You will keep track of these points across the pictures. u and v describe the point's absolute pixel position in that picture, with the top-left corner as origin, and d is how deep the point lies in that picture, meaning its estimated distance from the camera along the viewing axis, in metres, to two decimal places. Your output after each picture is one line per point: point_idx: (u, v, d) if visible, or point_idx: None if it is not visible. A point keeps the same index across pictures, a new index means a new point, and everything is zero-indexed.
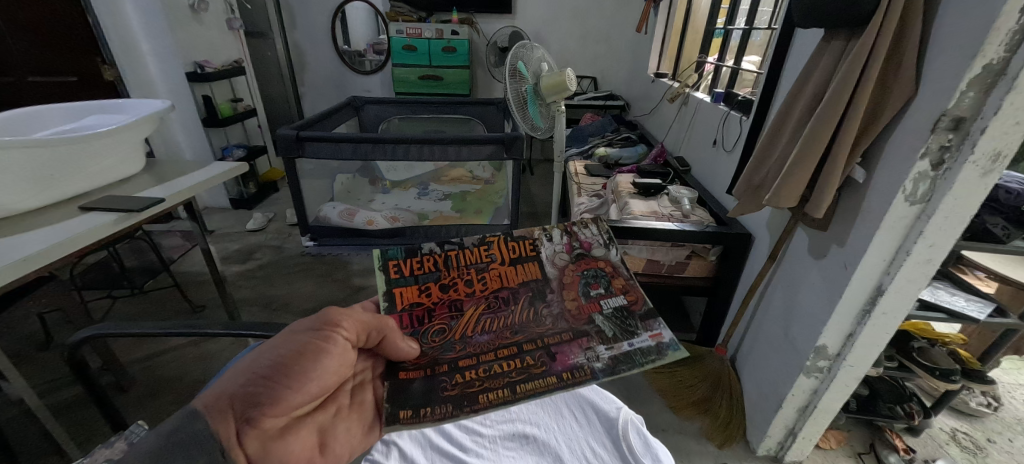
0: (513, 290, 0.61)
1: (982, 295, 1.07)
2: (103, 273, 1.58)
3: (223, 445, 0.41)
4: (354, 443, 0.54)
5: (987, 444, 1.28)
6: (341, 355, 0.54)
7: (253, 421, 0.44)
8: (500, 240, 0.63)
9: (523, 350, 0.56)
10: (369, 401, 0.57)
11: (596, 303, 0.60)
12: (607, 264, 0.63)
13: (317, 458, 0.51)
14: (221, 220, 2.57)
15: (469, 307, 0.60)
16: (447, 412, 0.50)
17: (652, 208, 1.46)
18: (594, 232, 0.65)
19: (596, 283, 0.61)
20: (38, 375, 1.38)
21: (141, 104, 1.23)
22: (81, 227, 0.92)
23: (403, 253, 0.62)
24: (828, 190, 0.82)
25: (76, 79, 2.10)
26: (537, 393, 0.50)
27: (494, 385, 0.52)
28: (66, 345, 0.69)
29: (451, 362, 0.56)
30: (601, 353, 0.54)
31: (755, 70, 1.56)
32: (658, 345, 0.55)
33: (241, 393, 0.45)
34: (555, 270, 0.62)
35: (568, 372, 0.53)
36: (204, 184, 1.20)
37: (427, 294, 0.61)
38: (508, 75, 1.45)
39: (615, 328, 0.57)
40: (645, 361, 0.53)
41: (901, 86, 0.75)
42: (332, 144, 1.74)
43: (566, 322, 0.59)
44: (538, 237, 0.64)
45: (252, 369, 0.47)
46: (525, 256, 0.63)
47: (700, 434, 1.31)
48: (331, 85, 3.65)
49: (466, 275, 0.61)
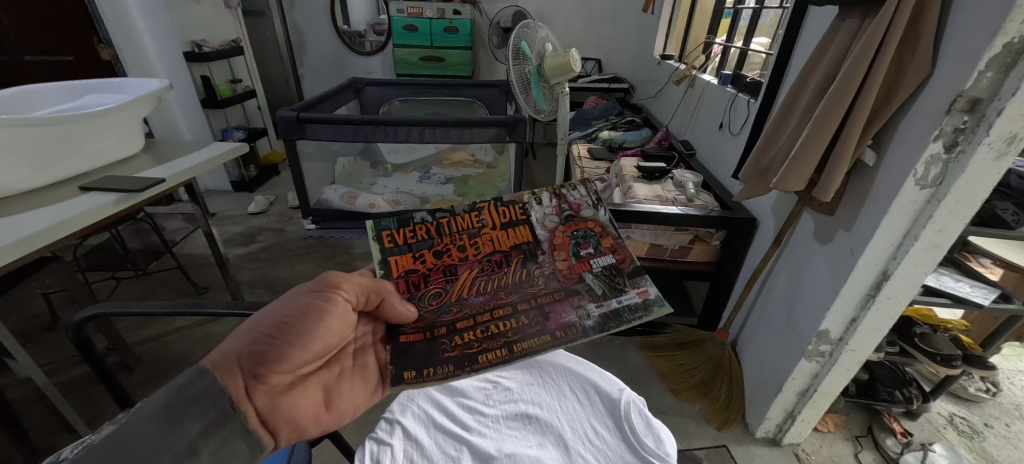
0: (506, 254, 0.61)
1: (987, 281, 1.07)
2: (106, 255, 1.58)
3: (233, 398, 0.40)
4: (358, 401, 0.55)
5: (983, 429, 1.29)
6: (341, 316, 0.54)
7: (261, 377, 0.44)
8: (490, 206, 0.64)
9: (516, 311, 0.57)
10: (372, 363, 0.57)
11: (585, 263, 0.60)
12: (595, 225, 0.63)
13: (323, 415, 0.51)
14: (222, 203, 2.57)
15: (463, 272, 0.60)
16: (449, 372, 0.51)
17: (656, 192, 1.44)
18: (581, 194, 0.65)
19: (585, 243, 0.62)
20: (45, 354, 1.40)
21: (139, 84, 1.21)
22: (82, 207, 0.91)
23: (396, 223, 0.62)
24: (839, 171, 0.81)
25: (73, 58, 2.05)
26: (534, 353, 0.51)
27: (491, 345, 0.53)
28: (70, 323, 0.69)
29: (450, 324, 0.56)
30: (592, 311, 0.55)
31: (765, 52, 1.52)
32: (644, 301, 0.56)
33: (246, 351, 0.44)
34: (545, 233, 0.62)
35: (561, 330, 0.53)
36: (205, 165, 1.19)
37: (421, 261, 0.61)
38: (509, 56, 1.42)
39: (605, 286, 0.58)
40: (633, 318, 0.54)
41: (917, 66, 0.73)
42: (332, 125, 1.72)
43: (558, 282, 0.59)
44: (527, 201, 0.65)
45: (255, 329, 0.47)
46: (515, 220, 0.64)
47: (699, 416, 1.33)
48: (332, 66, 3.60)
49: (459, 240, 0.62)
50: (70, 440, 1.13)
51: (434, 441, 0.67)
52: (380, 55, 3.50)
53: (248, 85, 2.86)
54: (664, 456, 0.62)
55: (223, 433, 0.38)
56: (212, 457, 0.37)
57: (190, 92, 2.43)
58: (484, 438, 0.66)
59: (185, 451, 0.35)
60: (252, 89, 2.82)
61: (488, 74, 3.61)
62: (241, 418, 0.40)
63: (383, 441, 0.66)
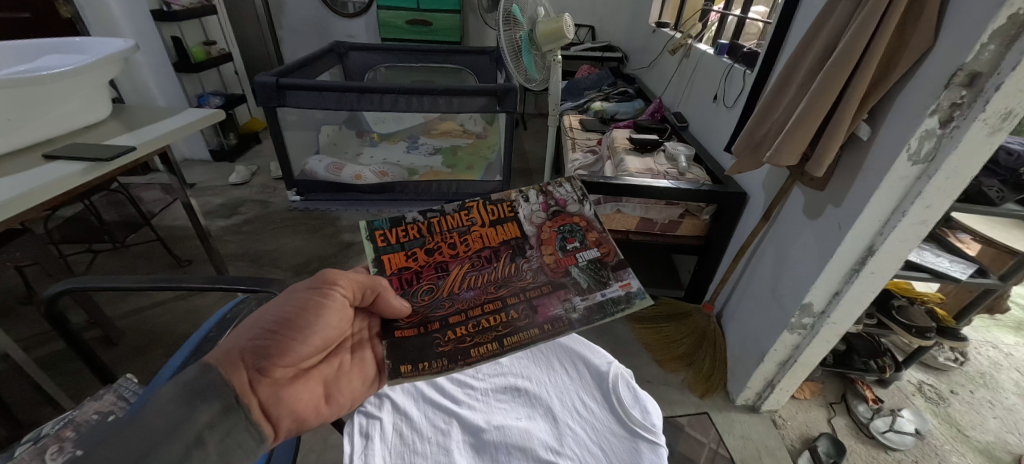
0: (495, 249, 0.59)
1: (965, 256, 1.09)
2: (80, 227, 1.52)
3: (237, 391, 0.42)
4: (356, 393, 0.56)
5: (949, 395, 1.36)
6: (340, 311, 0.53)
7: (264, 371, 0.45)
8: (479, 203, 0.61)
9: (506, 304, 0.56)
10: (370, 358, 0.57)
11: (572, 257, 0.59)
12: (581, 220, 0.61)
13: (323, 408, 0.52)
14: (202, 173, 2.48)
15: (454, 268, 0.58)
16: (443, 366, 0.51)
17: (647, 165, 1.42)
18: (568, 190, 0.63)
19: (571, 237, 0.60)
20: (22, 329, 1.36)
21: (101, 44, 1.13)
22: (47, 177, 0.86)
23: (389, 223, 0.60)
24: (831, 149, 0.80)
25: (30, 16, 1.85)
26: (522, 347, 0.51)
27: (483, 339, 0.53)
28: (41, 298, 0.66)
29: (442, 319, 0.55)
30: (577, 303, 0.55)
31: (763, 20, 1.48)
32: (627, 294, 0.55)
33: (250, 346, 0.45)
34: (533, 228, 0.61)
35: (549, 324, 0.53)
36: (180, 132, 1.13)
37: (414, 259, 0.59)
38: (501, 22, 1.35)
39: (590, 279, 0.57)
40: (616, 310, 0.54)
41: (920, 37, 0.71)
42: (314, 93, 1.65)
43: (546, 276, 0.58)
44: (515, 199, 0.62)
45: (258, 325, 0.48)
46: (504, 217, 0.61)
47: (682, 384, 1.36)
48: (313, 29, 3.42)
49: (450, 238, 0.59)
50: (53, 415, 1.12)
51: (422, 414, 0.67)
52: (363, 17, 3.33)
53: (224, 48, 2.71)
54: (651, 427, 0.61)
55: (229, 423, 0.39)
56: (219, 446, 0.38)
57: (161, 54, 2.33)
58: (474, 410, 0.67)
59: (192, 440, 0.36)
60: (228, 52, 2.68)
61: (478, 41, 3.49)
62: (244, 409, 0.41)
63: (371, 414, 0.66)
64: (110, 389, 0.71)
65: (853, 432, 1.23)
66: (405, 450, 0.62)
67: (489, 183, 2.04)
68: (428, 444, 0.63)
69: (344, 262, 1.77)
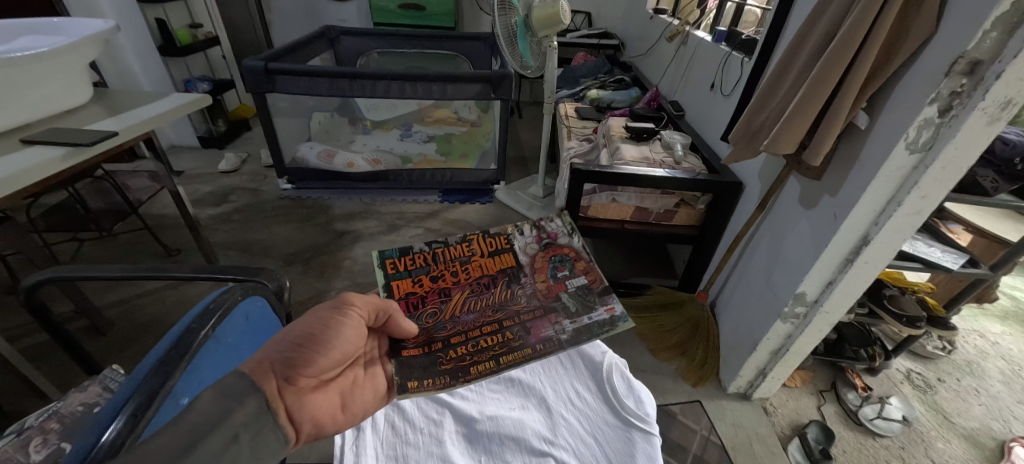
0: (493, 277, 0.60)
1: (957, 247, 1.10)
2: (65, 215, 1.48)
3: (267, 396, 0.41)
4: (371, 407, 0.53)
5: (937, 383, 1.38)
6: (359, 329, 0.51)
7: (290, 379, 0.44)
8: (479, 237, 0.64)
9: (503, 326, 0.55)
10: (384, 374, 0.55)
11: (562, 284, 0.60)
12: (571, 250, 0.63)
13: (339, 417, 0.49)
14: (190, 160, 2.43)
15: (456, 293, 0.58)
16: (445, 382, 0.50)
17: (644, 154, 1.41)
18: (559, 224, 0.66)
19: (562, 266, 0.61)
20: (6, 319, 1.34)
21: (81, 24, 1.09)
22: (24, 163, 0.83)
23: (397, 252, 0.62)
24: (829, 135, 0.79)
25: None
26: (517, 364, 0.51)
27: (481, 357, 0.52)
28: (21, 288, 0.64)
29: (445, 339, 0.54)
30: (567, 326, 0.55)
31: (761, 6, 1.45)
32: (612, 317, 0.56)
33: (280, 357, 0.44)
34: (526, 258, 0.62)
35: (541, 344, 0.53)
36: (165, 116, 1.10)
37: (420, 285, 0.59)
38: (495, 6, 1.32)
39: (578, 304, 0.57)
40: (601, 332, 0.54)
41: (922, 23, 0.69)
42: (305, 78, 1.61)
43: (538, 301, 0.58)
44: (510, 232, 0.65)
45: (286, 336, 0.47)
46: (500, 248, 0.63)
47: (675, 374, 1.37)
48: (304, 13, 3.33)
49: (452, 267, 0.60)
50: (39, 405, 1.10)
51: (415, 404, 0.66)
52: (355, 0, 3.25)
53: (211, 31, 2.64)
54: (644, 417, 0.61)
55: (261, 423, 0.39)
56: (251, 445, 0.38)
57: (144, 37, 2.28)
58: (467, 401, 0.66)
59: (230, 437, 0.36)
60: (215, 36, 2.61)
61: (472, 26, 3.43)
62: (273, 413, 0.41)
63: None
64: (95, 381, 0.71)
65: (842, 418, 1.25)
66: (398, 441, 0.62)
67: (484, 171, 2.02)
68: (421, 435, 0.62)
69: (336, 251, 1.75)
